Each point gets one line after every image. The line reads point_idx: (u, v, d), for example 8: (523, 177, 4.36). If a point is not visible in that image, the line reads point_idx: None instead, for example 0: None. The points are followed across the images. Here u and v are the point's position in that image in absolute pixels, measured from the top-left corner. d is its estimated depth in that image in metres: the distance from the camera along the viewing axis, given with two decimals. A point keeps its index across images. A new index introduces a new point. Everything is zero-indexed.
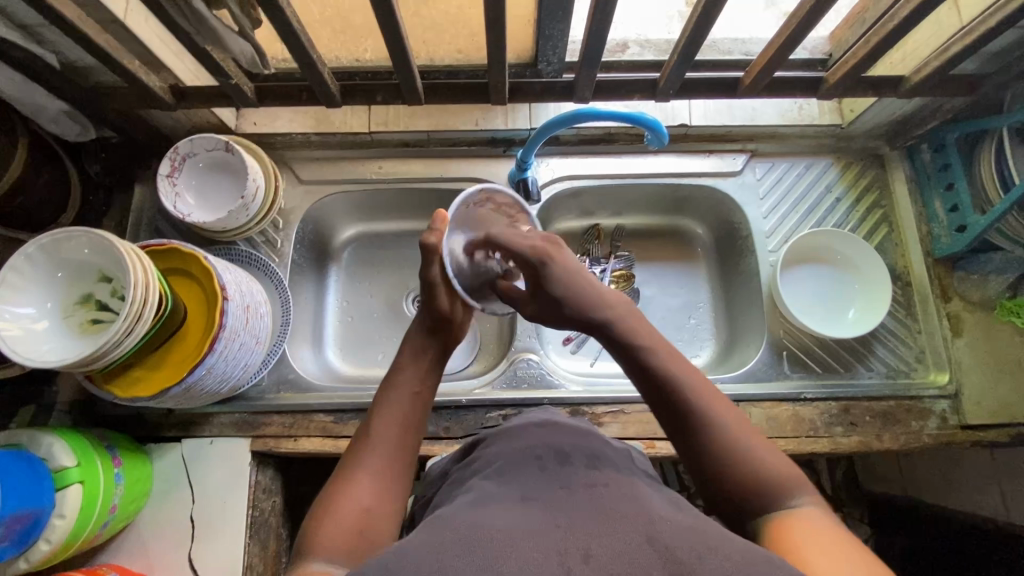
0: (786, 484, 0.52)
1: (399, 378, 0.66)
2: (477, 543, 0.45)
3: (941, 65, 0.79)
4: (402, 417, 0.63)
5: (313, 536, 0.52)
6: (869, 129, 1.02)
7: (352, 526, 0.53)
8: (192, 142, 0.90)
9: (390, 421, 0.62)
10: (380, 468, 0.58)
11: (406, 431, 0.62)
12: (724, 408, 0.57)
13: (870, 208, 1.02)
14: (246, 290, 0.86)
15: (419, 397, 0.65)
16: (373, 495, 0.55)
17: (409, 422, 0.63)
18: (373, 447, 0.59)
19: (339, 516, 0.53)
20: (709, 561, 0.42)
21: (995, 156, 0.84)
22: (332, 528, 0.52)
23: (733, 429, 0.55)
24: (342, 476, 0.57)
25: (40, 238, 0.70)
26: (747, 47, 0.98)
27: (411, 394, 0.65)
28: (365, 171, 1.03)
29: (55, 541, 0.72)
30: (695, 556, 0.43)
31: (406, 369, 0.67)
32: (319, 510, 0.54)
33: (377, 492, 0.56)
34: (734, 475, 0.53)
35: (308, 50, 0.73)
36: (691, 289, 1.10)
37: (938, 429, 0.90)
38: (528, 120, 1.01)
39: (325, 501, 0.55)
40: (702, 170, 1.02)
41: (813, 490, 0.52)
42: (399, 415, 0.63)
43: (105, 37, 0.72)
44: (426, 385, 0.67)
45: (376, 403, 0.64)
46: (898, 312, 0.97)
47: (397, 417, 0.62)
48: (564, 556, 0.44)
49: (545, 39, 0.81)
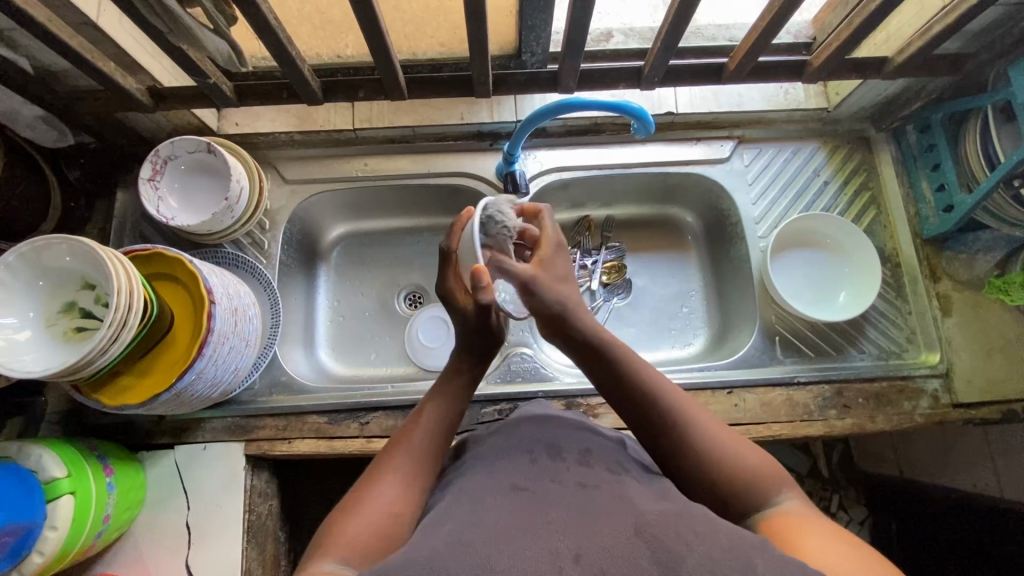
0: (773, 483, 0.55)
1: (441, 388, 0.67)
2: (470, 544, 0.44)
3: (924, 44, 0.79)
4: (442, 435, 0.63)
5: (342, 533, 0.52)
6: (854, 112, 1.02)
7: (377, 524, 0.53)
8: (173, 144, 0.89)
9: (429, 430, 0.63)
10: (414, 479, 0.58)
11: (440, 447, 0.62)
12: (704, 416, 0.60)
13: (859, 190, 1.02)
14: (234, 293, 0.85)
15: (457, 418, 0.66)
16: (401, 503, 0.56)
17: (441, 432, 0.63)
18: (409, 450, 0.60)
19: (367, 513, 0.54)
20: (698, 549, 0.43)
21: (980, 135, 0.84)
22: (358, 528, 0.52)
23: (713, 433, 0.58)
24: (374, 478, 0.58)
25: (20, 246, 0.69)
26: (732, 32, 0.97)
27: (448, 405, 0.65)
28: (350, 169, 1.02)
29: (48, 552, 0.71)
30: (685, 544, 0.43)
31: (448, 384, 0.68)
32: (348, 509, 0.55)
33: (405, 501, 0.56)
34: (724, 480, 0.56)
35: (286, 47, 0.72)
36: (683, 278, 1.10)
37: (930, 408, 0.91)
38: (513, 112, 1.01)
39: (356, 500, 0.55)
40: (691, 157, 1.02)
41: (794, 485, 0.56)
42: (436, 431, 0.63)
43: (77, 40, 0.70)
44: (464, 397, 0.68)
45: (416, 415, 0.65)
46: (888, 294, 0.97)
47: (435, 432, 0.63)
48: (556, 556, 0.43)
49: (528, 30, 0.80)
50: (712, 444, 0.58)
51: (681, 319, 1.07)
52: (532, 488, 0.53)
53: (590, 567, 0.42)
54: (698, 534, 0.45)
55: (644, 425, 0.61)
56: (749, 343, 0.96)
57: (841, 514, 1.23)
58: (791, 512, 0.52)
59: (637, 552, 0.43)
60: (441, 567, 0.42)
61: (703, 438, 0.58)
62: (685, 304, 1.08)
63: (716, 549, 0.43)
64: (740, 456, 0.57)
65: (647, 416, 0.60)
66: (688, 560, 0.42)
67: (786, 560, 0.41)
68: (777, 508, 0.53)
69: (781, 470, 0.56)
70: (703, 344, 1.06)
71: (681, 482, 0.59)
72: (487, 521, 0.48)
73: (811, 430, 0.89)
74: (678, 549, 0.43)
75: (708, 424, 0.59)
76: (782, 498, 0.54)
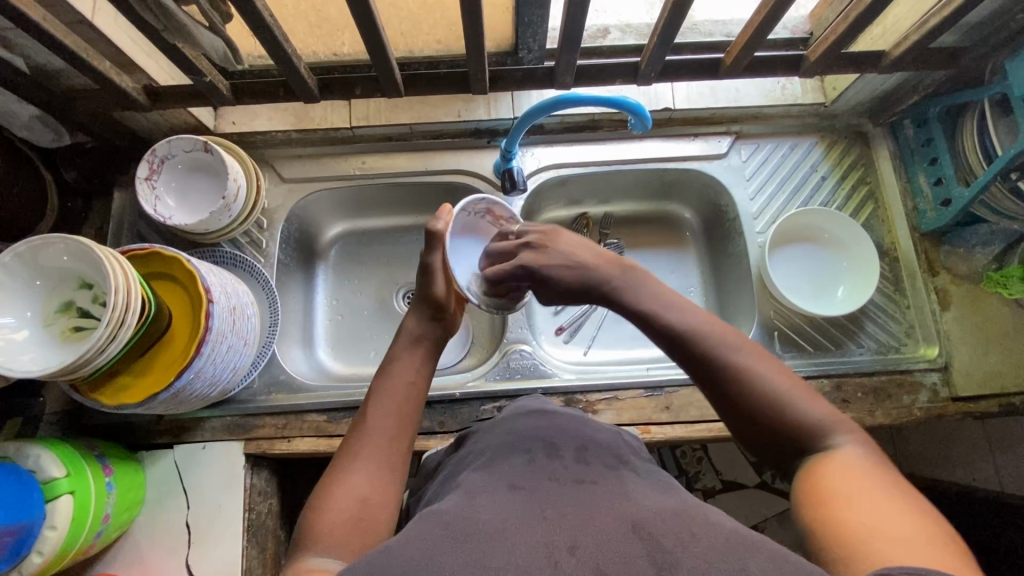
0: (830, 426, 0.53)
1: (394, 368, 0.66)
2: (466, 538, 0.44)
3: (920, 38, 0.79)
4: (402, 405, 0.62)
5: (317, 527, 0.52)
6: (852, 107, 1.02)
7: (349, 516, 0.53)
8: (170, 144, 0.89)
9: (388, 410, 0.61)
10: (381, 460, 0.58)
11: (404, 419, 0.62)
12: (762, 358, 0.57)
13: (856, 185, 1.02)
14: (232, 292, 0.85)
15: (416, 385, 0.65)
16: (371, 485, 0.56)
17: (404, 410, 0.62)
18: (372, 434, 0.59)
19: (337, 507, 0.53)
20: (692, 549, 0.43)
21: (977, 129, 0.84)
22: (330, 519, 0.52)
23: (771, 377, 0.55)
24: (340, 465, 0.57)
25: (16, 245, 0.68)
26: (729, 28, 0.97)
27: (407, 383, 0.64)
28: (348, 167, 1.02)
29: (47, 552, 0.71)
30: (678, 543, 0.43)
31: (400, 356, 0.67)
32: (319, 501, 0.54)
33: (374, 483, 0.56)
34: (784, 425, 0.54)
35: (282, 44, 0.72)
36: (681, 274, 1.10)
37: (930, 402, 0.91)
38: (510, 109, 1.01)
39: (327, 490, 0.55)
40: (688, 153, 1.02)
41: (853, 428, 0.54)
42: (396, 402, 0.62)
43: (73, 40, 0.70)
44: (420, 371, 0.67)
45: (373, 390, 0.64)
46: (886, 288, 0.98)
47: (394, 403, 0.62)
48: (551, 549, 0.43)
49: (524, 26, 0.80)
50: (771, 386, 0.55)
51: None
52: (529, 485, 0.53)
53: (586, 564, 0.42)
54: (696, 535, 0.44)
55: (694, 372, 0.58)
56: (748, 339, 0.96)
57: None
58: (848, 463, 0.50)
59: (632, 548, 0.43)
60: (437, 564, 0.42)
61: (760, 384, 0.55)
62: None
63: (711, 549, 0.43)
64: (799, 397, 0.55)
65: (698, 364, 0.57)
66: (682, 560, 0.42)
67: (780, 559, 0.41)
68: (836, 456, 0.51)
69: (840, 414, 0.54)
70: None
71: (734, 428, 0.56)
72: (485, 514, 0.48)
73: None
74: (674, 551, 0.43)
75: (766, 368, 0.56)
76: (842, 444, 0.52)
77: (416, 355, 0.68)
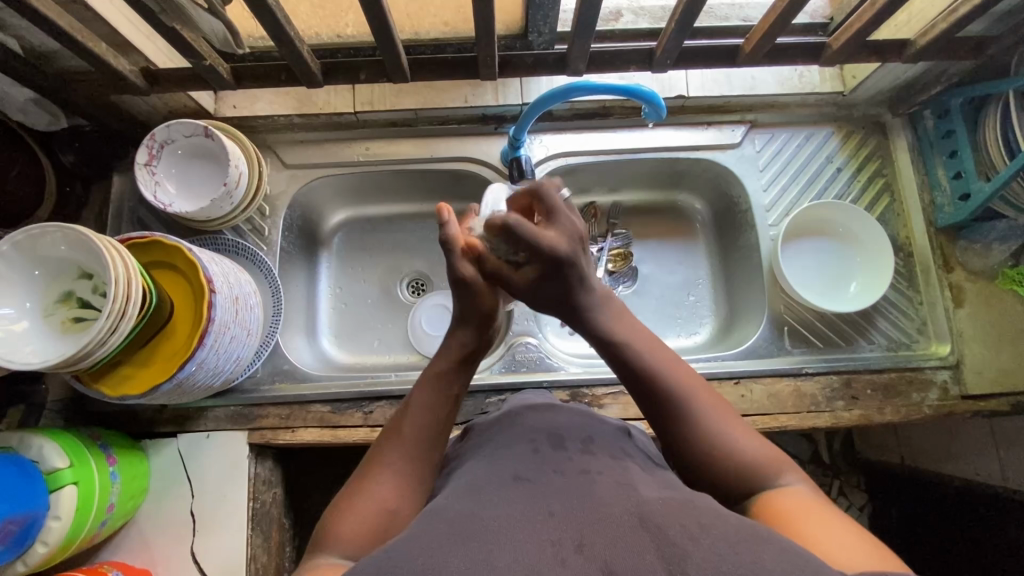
0: (769, 468, 0.55)
1: (433, 375, 0.64)
2: (474, 537, 0.44)
3: (948, 27, 0.76)
4: (439, 418, 0.61)
5: (331, 531, 0.51)
6: (871, 96, 0.99)
7: (372, 525, 0.52)
8: (169, 128, 0.86)
9: (421, 419, 0.60)
10: (410, 467, 0.57)
11: (433, 436, 0.60)
12: (718, 404, 0.60)
13: (872, 177, 0.99)
14: (234, 281, 0.84)
15: (452, 401, 0.63)
16: (394, 497, 0.54)
17: (438, 423, 0.61)
18: (404, 445, 0.58)
19: (362, 515, 0.52)
20: (702, 543, 0.42)
21: (1000, 121, 0.82)
22: (354, 524, 0.52)
23: (716, 417, 0.58)
24: (369, 472, 0.56)
25: (14, 235, 0.67)
26: (746, 11, 0.92)
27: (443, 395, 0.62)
28: (352, 153, 0.99)
29: (52, 542, 0.71)
30: (688, 537, 0.42)
31: (441, 365, 0.64)
32: (342, 505, 0.54)
33: (399, 494, 0.55)
34: (722, 463, 0.56)
35: (284, 27, 0.70)
36: (690, 266, 1.08)
37: (939, 400, 0.90)
38: (519, 96, 0.98)
39: (350, 497, 0.54)
40: (700, 142, 0.99)
41: (795, 469, 0.56)
42: (430, 415, 0.60)
43: (66, 18, 0.68)
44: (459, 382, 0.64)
45: (407, 400, 0.62)
46: (899, 284, 0.96)
47: (428, 415, 0.61)
48: (558, 547, 0.42)
49: (535, 8, 0.77)
50: (717, 425, 0.58)
51: (687, 308, 1.05)
52: (533, 477, 0.53)
53: (593, 560, 0.41)
54: (704, 526, 0.44)
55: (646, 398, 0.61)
56: (757, 333, 0.95)
57: (842, 500, 1.22)
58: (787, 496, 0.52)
59: (640, 543, 0.42)
60: (441, 561, 0.41)
61: (714, 428, 0.57)
62: (692, 292, 1.06)
63: (723, 542, 0.42)
64: (746, 443, 0.56)
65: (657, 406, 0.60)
66: (692, 554, 0.40)
67: (793, 555, 0.41)
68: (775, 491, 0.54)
69: (784, 457, 0.56)
70: (709, 333, 1.04)
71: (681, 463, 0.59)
72: (489, 511, 0.47)
73: (818, 421, 0.89)
74: (684, 544, 0.42)
75: (709, 406, 0.59)
76: (783, 481, 0.54)
77: (456, 368, 0.65)
